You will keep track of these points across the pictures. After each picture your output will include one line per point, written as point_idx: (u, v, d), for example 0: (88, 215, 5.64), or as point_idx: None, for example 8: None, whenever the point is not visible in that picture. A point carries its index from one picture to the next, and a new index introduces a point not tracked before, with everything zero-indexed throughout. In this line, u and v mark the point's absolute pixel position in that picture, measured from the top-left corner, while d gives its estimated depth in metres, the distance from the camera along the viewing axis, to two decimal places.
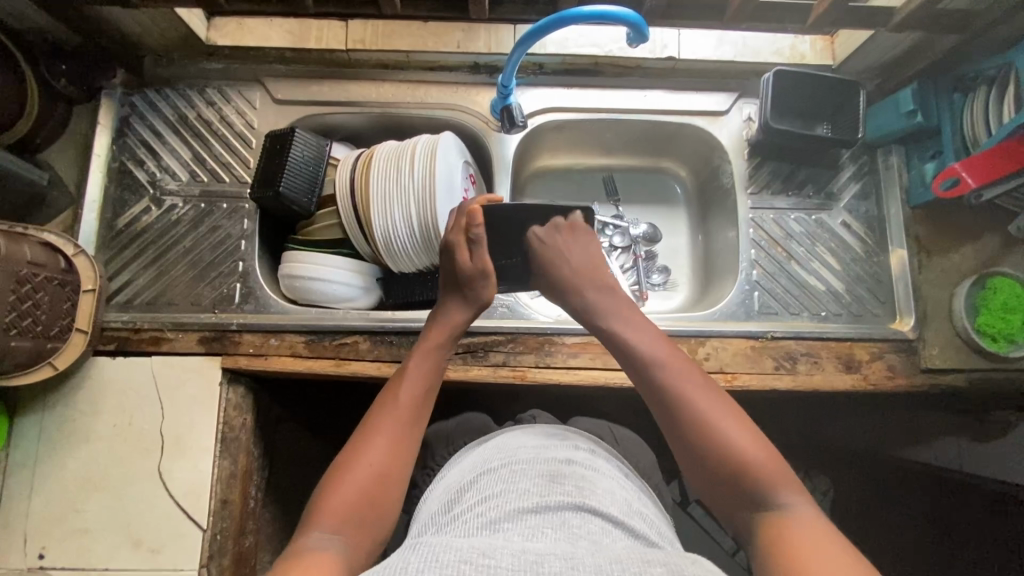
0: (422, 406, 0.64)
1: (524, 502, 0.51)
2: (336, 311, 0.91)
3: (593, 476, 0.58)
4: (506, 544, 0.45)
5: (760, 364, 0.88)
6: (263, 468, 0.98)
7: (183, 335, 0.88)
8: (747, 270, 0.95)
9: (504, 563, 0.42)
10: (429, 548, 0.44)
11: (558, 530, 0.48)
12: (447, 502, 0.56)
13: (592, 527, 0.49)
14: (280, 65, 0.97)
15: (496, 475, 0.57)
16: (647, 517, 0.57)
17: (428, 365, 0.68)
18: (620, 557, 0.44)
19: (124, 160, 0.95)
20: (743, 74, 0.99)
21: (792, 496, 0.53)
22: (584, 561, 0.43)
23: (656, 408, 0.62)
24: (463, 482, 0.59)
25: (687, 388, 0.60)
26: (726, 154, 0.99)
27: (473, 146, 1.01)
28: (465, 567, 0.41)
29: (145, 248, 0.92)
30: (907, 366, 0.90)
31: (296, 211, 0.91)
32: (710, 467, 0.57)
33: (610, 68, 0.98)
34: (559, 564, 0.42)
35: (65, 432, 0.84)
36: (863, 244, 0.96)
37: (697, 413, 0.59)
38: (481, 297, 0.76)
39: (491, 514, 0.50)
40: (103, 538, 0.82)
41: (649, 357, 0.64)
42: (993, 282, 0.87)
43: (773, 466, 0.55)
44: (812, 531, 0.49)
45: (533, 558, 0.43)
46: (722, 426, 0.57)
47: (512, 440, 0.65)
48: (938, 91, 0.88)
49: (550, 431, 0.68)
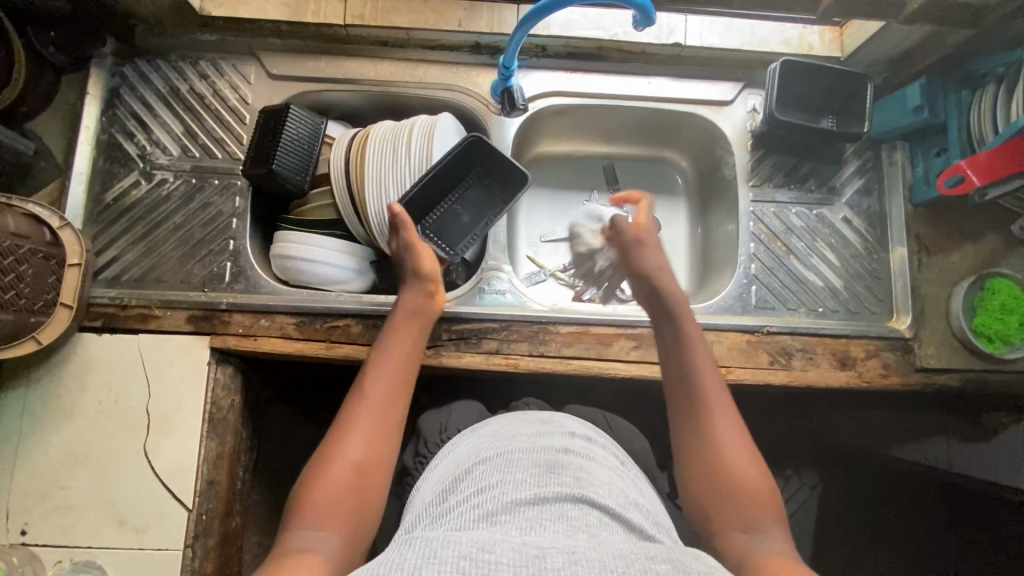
0: (395, 396, 0.67)
1: (522, 494, 0.50)
2: (327, 294, 0.89)
3: (589, 466, 0.57)
4: (505, 538, 0.44)
5: (755, 359, 0.88)
6: (250, 449, 0.97)
7: (171, 312, 0.86)
8: (746, 264, 0.94)
9: (505, 558, 0.41)
10: (425, 542, 0.43)
11: (556, 522, 0.48)
12: (442, 493, 0.56)
13: (590, 520, 0.49)
14: (275, 39, 0.94)
15: (492, 464, 0.56)
16: (644, 508, 0.57)
17: (401, 356, 0.71)
18: (622, 551, 0.44)
19: (114, 132, 0.92)
20: (749, 64, 0.97)
21: (775, 532, 0.57)
22: (587, 555, 0.43)
23: (674, 406, 0.67)
24: (457, 472, 0.58)
25: (723, 421, 0.64)
26: (728, 145, 0.97)
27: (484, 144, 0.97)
28: (465, 563, 0.40)
29: (135, 223, 0.90)
30: (902, 365, 0.89)
31: (289, 190, 0.89)
32: (705, 482, 0.61)
33: (614, 53, 0.96)
34: (562, 559, 0.42)
35: (49, 408, 0.83)
36: (863, 241, 0.95)
37: (710, 427, 0.64)
38: (421, 271, 0.79)
39: (488, 507, 0.50)
40: (88, 516, 0.81)
41: (688, 357, 0.69)
42: (992, 282, 0.88)
43: (764, 495, 0.59)
44: (790, 560, 0.53)
45: (534, 552, 0.43)
46: (740, 466, 0.61)
47: (507, 427, 0.64)
48: (946, 87, 0.86)
49: (541, 418, 0.67)
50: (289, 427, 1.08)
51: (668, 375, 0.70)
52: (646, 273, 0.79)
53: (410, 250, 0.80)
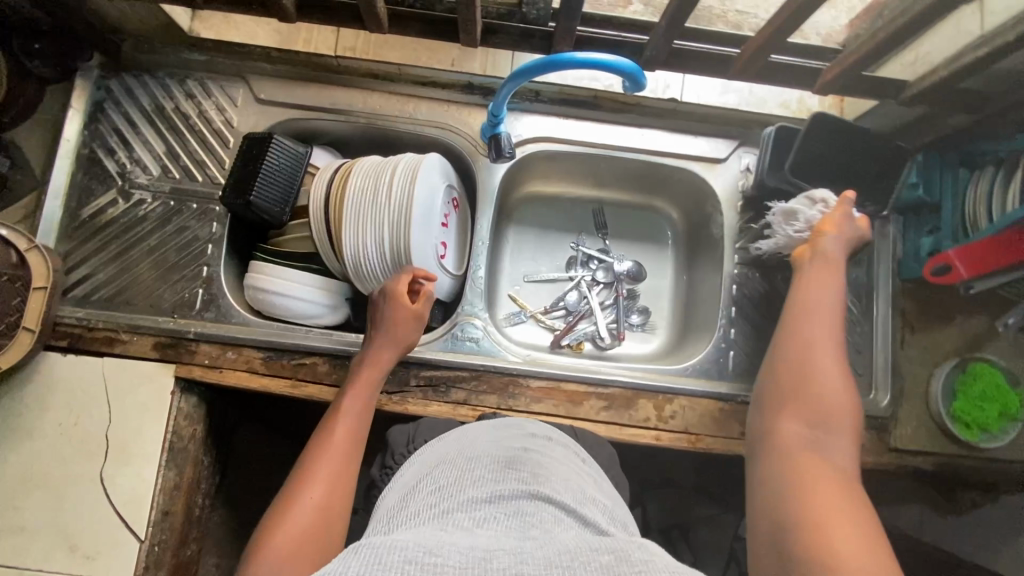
0: (357, 437, 0.69)
1: (479, 493, 0.49)
2: (297, 329, 0.88)
3: (548, 465, 0.56)
4: (454, 540, 0.41)
5: (727, 428, 0.86)
6: (211, 475, 0.97)
7: (138, 337, 0.86)
8: (725, 328, 0.92)
9: (452, 561, 0.38)
10: (371, 549, 0.39)
11: (510, 518, 0.46)
12: (401, 497, 0.52)
13: (545, 517, 0.47)
14: (265, 64, 0.93)
15: (450, 469, 0.54)
16: (602, 505, 0.55)
17: (368, 395, 0.74)
18: (569, 547, 0.42)
19: (95, 147, 0.91)
20: (746, 122, 0.95)
21: (842, 442, 0.57)
22: (534, 554, 0.40)
23: (790, 321, 0.69)
24: (419, 474, 0.56)
25: (825, 344, 0.65)
26: (718, 203, 0.95)
27: (835, 139, 0.83)
28: (410, 568, 0.37)
29: (109, 242, 0.89)
30: (877, 444, 0.88)
31: (267, 220, 0.88)
32: (786, 384, 0.63)
33: (608, 103, 0.95)
34: (509, 559, 0.39)
35: (8, 427, 0.81)
36: (848, 312, 0.92)
37: (813, 340, 0.65)
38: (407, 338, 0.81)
39: (444, 509, 0.47)
40: (39, 539, 0.79)
41: (820, 287, 0.71)
42: (974, 367, 0.87)
43: (845, 418, 0.58)
44: (842, 470, 0.54)
45: (482, 554, 0.40)
46: (828, 376, 0.62)
47: (475, 433, 0.63)
48: (944, 165, 0.83)
49: (505, 422, 0.66)
50: (255, 451, 1.07)
51: (791, 303, 0.72)
52: (831, 237, 0.75)
53: (413, 315, 0.81)
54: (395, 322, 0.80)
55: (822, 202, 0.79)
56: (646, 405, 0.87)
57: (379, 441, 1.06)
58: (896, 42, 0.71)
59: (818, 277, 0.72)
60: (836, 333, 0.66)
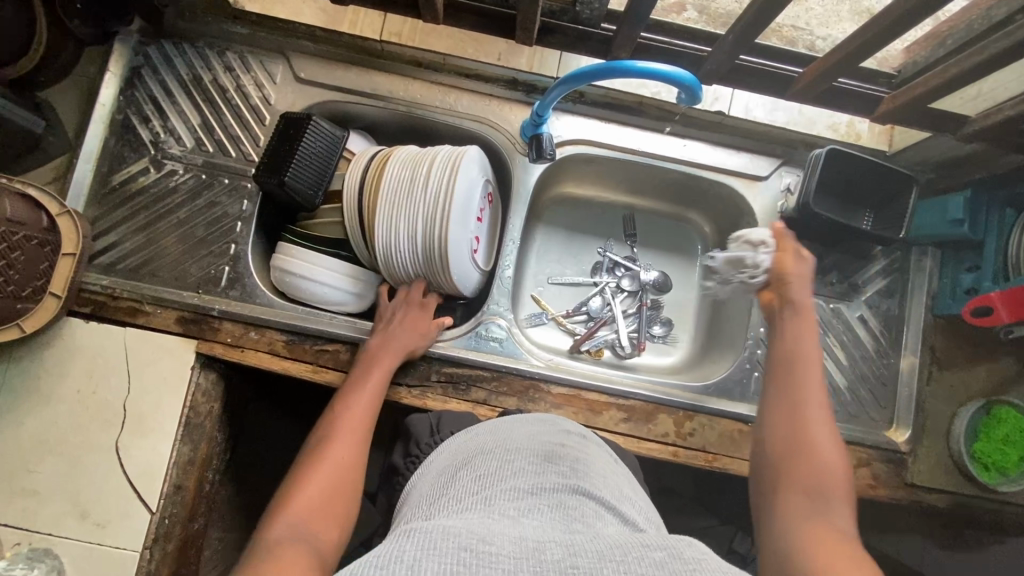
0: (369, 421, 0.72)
1: (522, 484, 0.49)
2: (321, 314, 0.88)
3: (588, 462, 0.55)
4: (504, 530, 0.41)
5: (745, 450, 0.86)
6: (222, 451, 0.96)
7: (161, 311, 0.85)
8: (752, 349, 0.91)
9: (505, 551, 0.38)
10: (426, 534, 0.39)
11: (554, 510, 0.46)
12: (440, 484, 0.52)
13: (587, 511, 0.47)
14: (308, 43, 0.91)
15: (491, 456, 0.54)
16: (637, 503, 0.54)
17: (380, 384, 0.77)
18: (618, 542, 0.42)
19: (129, 114, 0.89)
20: (791, 143, 0.94)
21: (840, 514, 0.49)
22: (585, 548, 0.40)
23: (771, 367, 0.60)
24: (456, 462, 0.55)
25: (810, 401, 0.56)
26: (756, 221, 0.94)
27: (864, 169, 0.84)
28: (466, 555, 0.37)
29: (138, 211, 0.88)
30: (893, 477, 0.87)
31: (299, 202, 0.86)
32: (777, 449, 0.54)
33: (652, 110, 0.93)
34: (561, 551, 0.39)
35: (26, 390, 0.81)
36: (876, 342, 0.91)
37: (798, 398, 0.56)
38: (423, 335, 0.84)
39: (487, 498, 0.47)
40: (50, 504, 0.79)
41: (795, 335, 0.61)
42: (999, 410, 0.86)
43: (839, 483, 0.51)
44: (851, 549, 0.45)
45: (533, 545, 0.40)
46: (820, 440, 0.53)
47: (512, 424, 0.62)
48: (989, 206, 0.82)
49: (540, 415, 0.65)
50: (264, 429, 1.07)
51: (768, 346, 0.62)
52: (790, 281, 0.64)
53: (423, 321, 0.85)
54: (417, 323, 0.84)
55: (762, 243, 0.70)
56: (665, 420, 0.86)
57: (389, 429, 1.05)
58: (972, 77, 0.69)
59: (795, 328, 0.61)
60: (824, 385, 0.57)
